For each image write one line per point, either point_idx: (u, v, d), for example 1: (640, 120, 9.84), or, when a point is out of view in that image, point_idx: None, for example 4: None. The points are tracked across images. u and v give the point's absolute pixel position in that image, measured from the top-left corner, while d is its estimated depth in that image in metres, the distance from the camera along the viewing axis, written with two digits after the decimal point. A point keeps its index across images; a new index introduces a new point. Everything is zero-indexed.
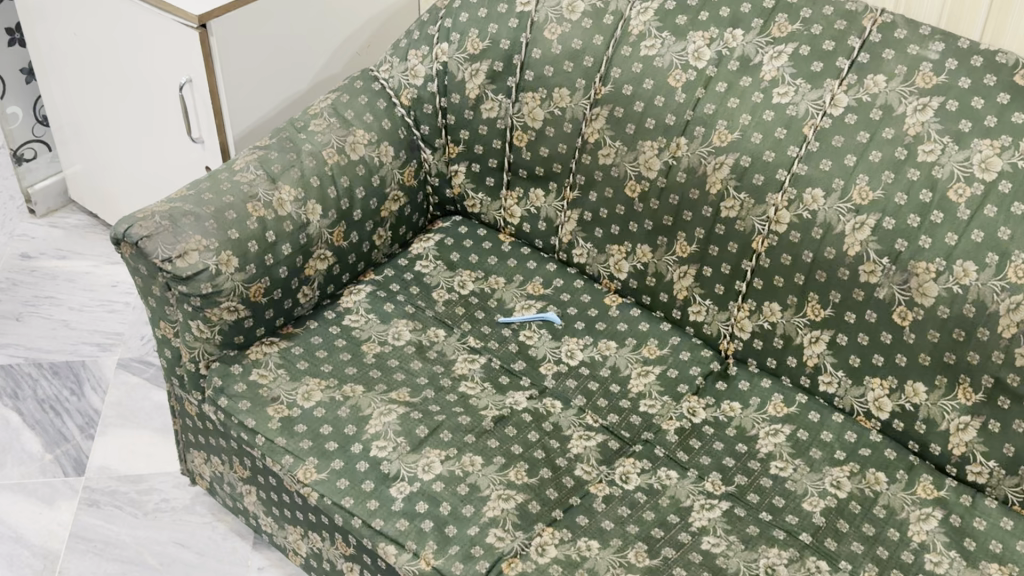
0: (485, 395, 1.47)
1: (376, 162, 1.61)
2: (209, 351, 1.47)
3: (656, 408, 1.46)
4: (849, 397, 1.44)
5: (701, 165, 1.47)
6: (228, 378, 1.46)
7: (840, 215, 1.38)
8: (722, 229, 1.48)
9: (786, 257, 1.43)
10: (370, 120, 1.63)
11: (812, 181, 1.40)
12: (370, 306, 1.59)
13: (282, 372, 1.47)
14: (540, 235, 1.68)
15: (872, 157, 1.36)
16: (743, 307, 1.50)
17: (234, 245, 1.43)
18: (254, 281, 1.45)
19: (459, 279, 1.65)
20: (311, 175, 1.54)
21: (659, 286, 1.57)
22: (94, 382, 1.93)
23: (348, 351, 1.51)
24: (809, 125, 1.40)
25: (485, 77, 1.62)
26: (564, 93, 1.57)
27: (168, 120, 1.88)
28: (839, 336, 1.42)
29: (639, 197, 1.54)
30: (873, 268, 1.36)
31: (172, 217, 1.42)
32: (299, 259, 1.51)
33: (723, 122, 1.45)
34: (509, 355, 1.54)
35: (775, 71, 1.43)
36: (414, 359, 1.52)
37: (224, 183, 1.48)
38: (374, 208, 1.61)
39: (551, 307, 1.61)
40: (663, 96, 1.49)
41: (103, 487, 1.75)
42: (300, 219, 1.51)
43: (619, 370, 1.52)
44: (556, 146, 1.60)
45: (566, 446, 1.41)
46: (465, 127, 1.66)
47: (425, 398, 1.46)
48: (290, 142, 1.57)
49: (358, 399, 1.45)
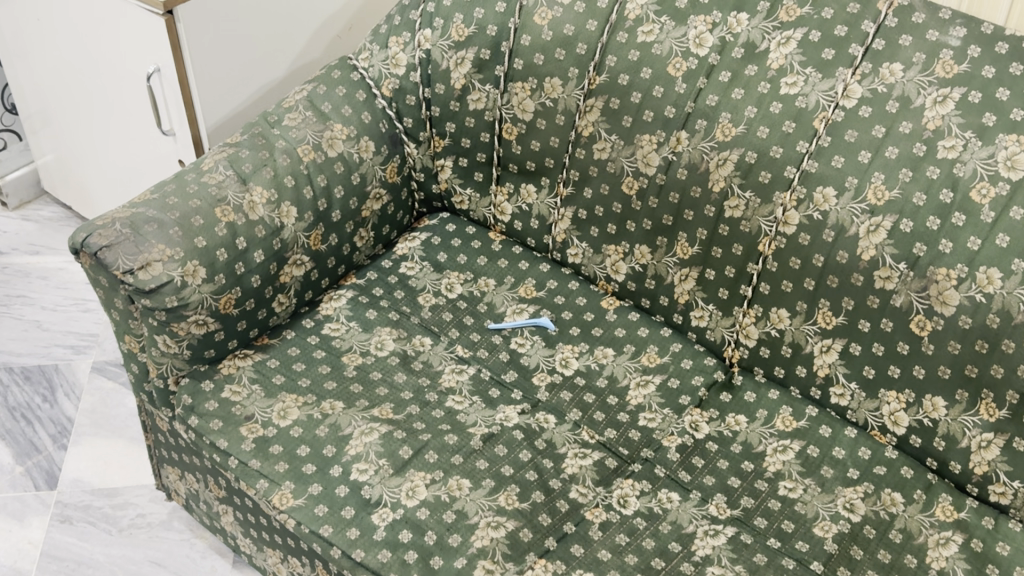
0: (474, 411, 1.38)
1: (356, 158, 1.50)
2: (177, 367, 1.38)
3: (656, 422, 1.37)
4: (862, 410, 1.34)
5: (703, 161, 1.38)
6: (198, 395, 1.37)
7: (853, 217, 1.28)
8: (726, 230, 1.38)
9: (795, 260, 1.33)
10: (348, 113, 1.51)
11: (823, 179, 1.30)
12: (351, 313, 1.49)
13: (256, 389, 1.38)
14: (532, 233, 1.58)
15: (888, 154, 1.26)
16: (748, 313, 1.40)
17: (200, 255, 1.33)
18: (224, 292, 1.35)
19: (446, 282, 1.55)
20: (285, 174, 1.43)
21: (659, 290, 1.47)
22: (67, 388, 1.84)
23: (327, 364, 1.42)
24: (820, 118, 1.30)
25: (471, 65, 1.50)
26: (556, 82, 1.46)
27: (136, 112, 1.77)
28: (852, 345, 1.32)
29: (637, 194, 1.45)
30: (888, 274, 1.26)
31: (133, 224, 1.31)
32: (273, 266, 1.41)
33: (727, 115, 1.35)
34: (499, 366, 1.45)
35: (783, 59, 1.32)
36: (398, 371, 1.42)
37: (190, 186, 1.38)
38: (354, 209, 1.51)
39: (544, 311, 1.51)
40: (662, 86, 1.39)
41: (76, 502, 1.67)
42: (273, 223, 1.40)
43: (616, 381, 1.43)
44: (548, 140, 1.50)
45: (560, 466, 1.32)
46: (451, 120, 1.55)
47: (409, 415, 1.37)
48: (262, 138, 1.46)
49: (338, 417, 1.35)
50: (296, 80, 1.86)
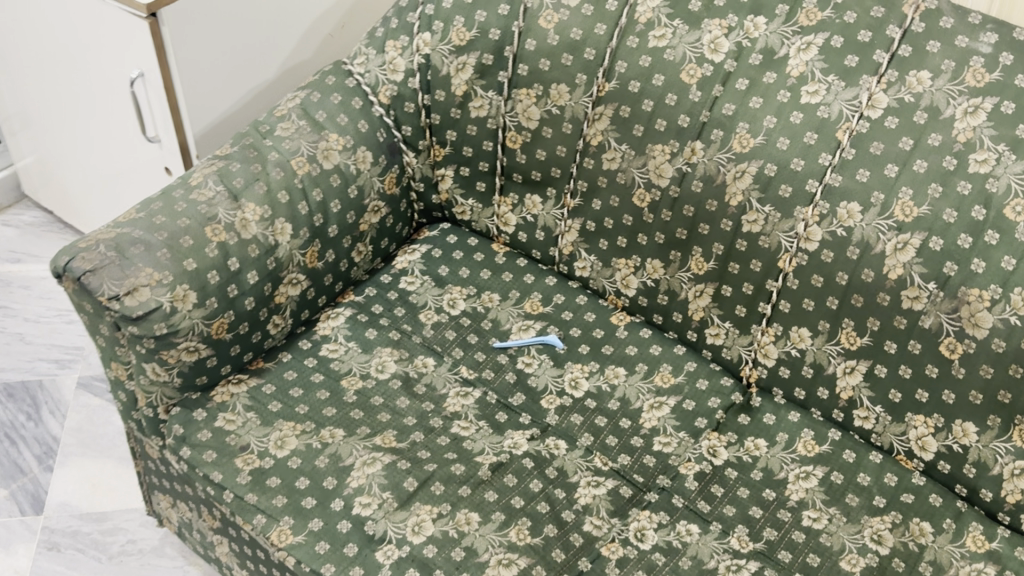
0: (480, 437, 1.32)
1: (353, 170, 1.43)
2: (167, 395, 1.31)
3: (671, 447, 1.32)
4: (887, 434, 1.28)
5: (719, 173, 1.31)
6: (190, 425, 1.30)
7: (880, 234, 1.22)
8: (744, 245, 1.32)
9: (818, 278, 1.27)
10: (344, 122, 1.44)
11: (847, 194, 1.23)
12: (350, 332, 1.42)
13: (252, 417, 1.31)
14: (538, 245, 1.51)
15: (916, 167, 1.20)
16: (767, 331, 1.34)
17: (191, 278, 1.25)
18: (216, 316, 1.28)
19: (448, 297, 1.48)
20: (278, 189, 1.36)
21: (672, 305, 1.41)
22: (52, 405, 1.77)
23: (326, 389, 1.35)
24: (844, 128, 1.23)
25: (473, 71, 1.43)
26: (563, 89, 1.39)
27: (120, 118, 1.69)
28: (877, 367, 1.26)
29: (649, 207, 1.38)
30: (917, 293, 1.20)
31: (118, 246, 1.24)
32: (268, 286, 1.34)
33: (745, 124, 1.28)
34: (505, 388, 1.39)
35: (803, 66, 1.26)
36: (400, 395, 1.36)
37: (178, 204, 1.30)
38: (352, 223, 1.44)
39: (551, 329, 1.45)
40: (676, 93, 1.32)
41: (63, 528, 1.60)
42: (267, 241, 1.33)
43: (629, 403, 1.37)
44: (555, 149, 1.43)
45: (572, 496, 1.26)
46: (452, 128, 1.48)
47: (413, 443, 1.30)
48: (253, 150, 1.39)
49: (339, 446, 1.29)
50: (286, 86, 1.78)
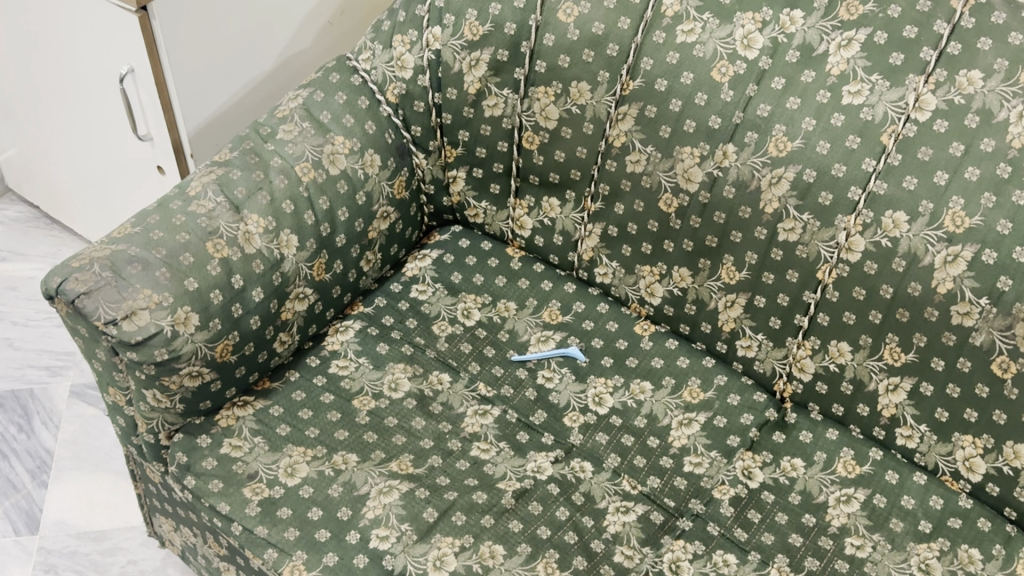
0: (502, 460, 1.25)
1: (360, 175, 1.35)
2: (169, 421, 1.23)
3: (703, 468, 1.25)
4: (931, 454, 1.22)
5: (753, 178, 1.23)
6: (194, 453, 1.22)
7: (928, 245, 1.14)
8: (779, 255, 1.24)
9: (859, 291, 1.20)
10: (350, 123, 1.35)
11: (892, 203, 1.16)
12: (361, 347, 1.35)
13: (259, 442, 1.24)
14: (556, 250, 1.44)
15: (968, 175, 1.12)
16: (803, 345, 1.27)
17: (192, 299, 1.17)
18: (220, 338, 1.20)
19: (462, 307, 1.41)
20: (283, 198, 1.27)
21: (700, 315, 1.34)
22: (45, 416, 1.70)
23: (337, 410, 1.28)
24: (889, 132, 1.15)
25: (487, 67, 1.34)
26: (584, 87, 1.31)
27: (109, 115, 1.60)
28: (922, 385, 1.19)
29: (676, 213, 1.30)
30: (968, 309, 1.13)
31: (114, 265, 1.15)
32: (274, 303, 1.26)
33: (782, 127, 1.20)
34: (526, 406, 1.31)
35: (844, 64, 1.17)
36: (415, 415, 1.28)
37: (176, 217, 1.22)
38: (360, 231, 1.35)
39: (572, 340, 1.38)
40: (706, 93, 1.24)
41: (60, 548, 1.52)
42: (272, 255, 1.25)
43: (657, 420, 1.30)
44: (575, 151, 1.35)
45: (601, 524, 1.19)
46: (464, 127, 1.39)
47: (431, 468, 1.23)
48: (255, 155, 1.30)
49: (352, 473, 1.21)
50: (285, 81, 1.69)
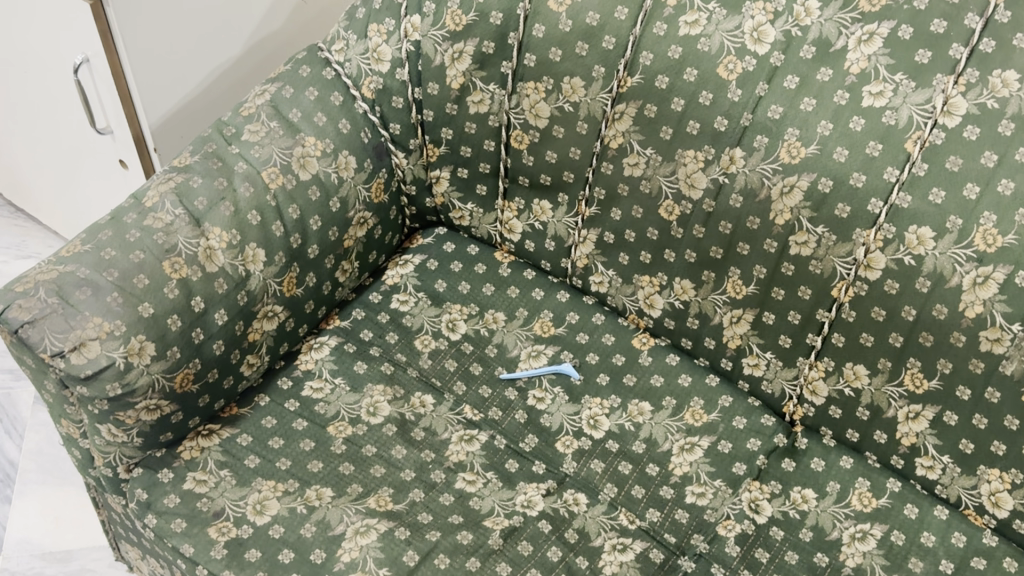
0: (489, 493, 1.15)
1: (334, 179, 1.23)
2: (128, 454, 1.13)
3: (706, 499, 1.16)
4: (954, 487, 1.12)
5: (762, 187, 1.12)
6: (155, 489, 1.13)
7: (956, 265, 1.04)
8: (790, 269, 1.14)
9: (879, 311, 1.10)
10: (322, 122, 1.24)
11: (917, 217, 1.05)
12: (336, 366, 1.24)
13: (226, 475, 1.14)
14: (547, 256, 1.33)
15: (1001, 188, 1.00)
16: (816, 366, 1.17)
17: (148, 326, 1.06)
18: (180, 368, 1.10)
19: (447, 319, 1.30)
20: (248, 209, 1.16)
21: (703, 330, 1.24)
22: (8, 424, 1.60)
23: (311, 438, 1.18)
24: (914, 138, 1.04)
25: (471, 61, 1.22)
26: (577, 83, 1.19)
27: (63, 106, 1.48)
28: (946, 414, 1.09)
29: (678, 221, 1.19)
30: (999, 335, 1.03)
31: (61, 289, 1.05)
32: (239, 325, 1.15)
33: (795, 130, 1.09)
34: (515, 431, 1.22)
35: (864, 62, 1.05)
36: (395, 443, 1.18)
37: (130, 233, 1.11)
38: (334, 240, 1.25)
39: (565, 355, 1.28)
40: (711, 91, 1.12)
41: (24, 571, 1.43)
42: (237, 273, 1.14)
43: (656, 445, 1.20)
44: (568, 151, 1.23)
45: (596, 566, 1.10)
46: (447, 125, 1.28)
47: (412, 503, 1.13)
48: (217, 160, 1.19)
49: (327, 511, 1.12)
50: (251, 71, 1.57)
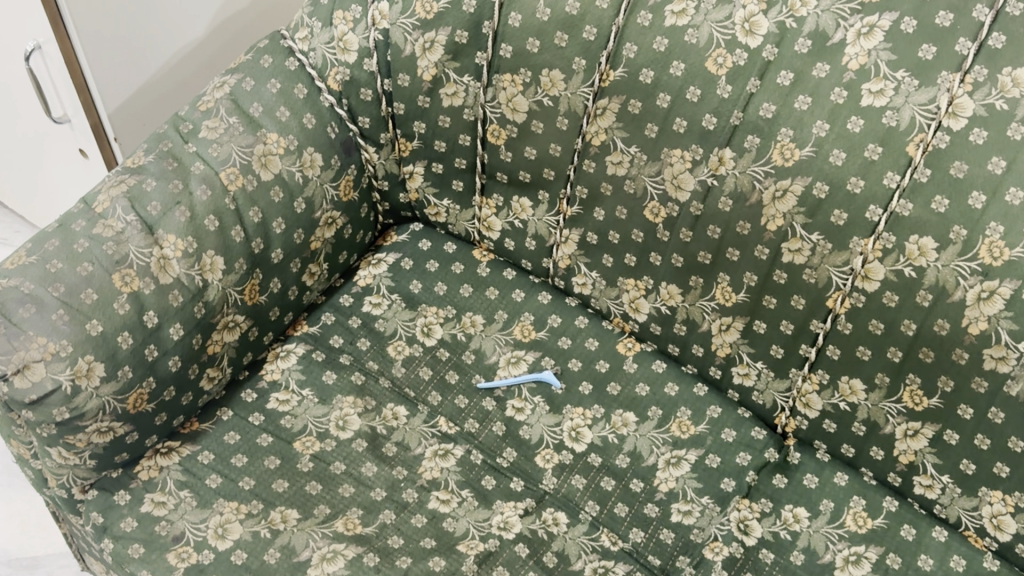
0: (464, 514, 1.09)
1: (299, 179, 1.16)
2: (82, 475, 1.06)
3: (693, 518, 1.10)
4: (954, 507, 1.06)
5: (753, 191, 1.05)
6: (111, 512, 1.06)
7: (959, 278, 0.96)
8: (783, 278, 1.07)
9: (876, 324, 1.03)
10: (285, 117, 1.16)
11: (919, 226, 0.97)
12: (304, 376, 1.18)
13: (186, 496, 1.08)
14: (528, 256, 1.26)
15: (1009, 198, 0.92)
16: (810, 378, 1.10)
17: (96, 346, 1.00)
18: (132, 388, 1.03)
19: (422, 323, 1.24)
20: (205, 213, 1.09)
21: (691, 337, 1.17)
22: None
23: (276, 454, 1.12)
24: (916, 141, 0.96)
25: (443, 51, 1.14)
26: (556, 76, 1.11)
27: (18, 94, 1.40)
28: (946, 433, 1.03)
29: (664, 223, 1.12)
30: (1003, 353, 0.96)
31: (2, 307, 0.98)
32: (197, 339, 1.09)
33: (789, 131, 1.01)
34: (493, 444, 1.16)
35: (864, 57, 0.96)
36: (366, 459, 1.12)
37: (78, 243, 1.03)
38: (300, 243, 1.18)
39: (547, 362, 1.21)
40: (699, 87, 1.04)
41: None
42: (193, 284, 1.07)
43: (641, 459, 1.14)
44: (547, 148, 1.16)
45: None
46: (420, 118, 1.20)
47: (382, 526, 1.08)
48: (172, 160, 1.11)
49: (292, 535, 1.06)
50: (211, 61, 1.50)
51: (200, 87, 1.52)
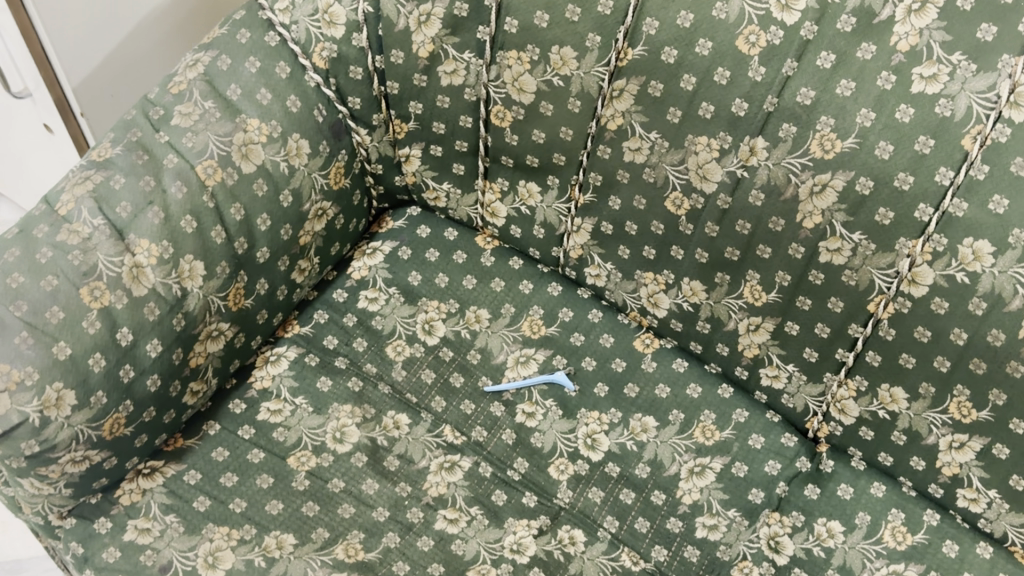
0: (474, 534, 1.01)
1: (284, 169, 1.05)
2: (58, 503, 0.98)
3: (719, 533, 1.03)
4: (1001, 522, 0.98)
5: (787, 184, 0.95)
6: (92, 542, 0.98)
7: (1017, 286, 0.86)
8: (820, 278, 0.97)
9: (923, 331, 0.94)
10: (266, 100, 1.04)
11: (975, 227, 0.87)
12: (297, 383, 1.10)
13: (173, 522, 0.99)
14: (536, 244, 1.16)
15: None
16: (846, 384, 1.02)
17: (65, 371, 0.90)
18: (108, 413, 0.94)
19: (423, 319, 1.15)
20: (181, 214, 0.99)
21: (715, 336, 1.08)
22: None
23: (270, 472, 1.04)
24: (973, 133, 0.85)
25: (441, 25, 1.03)
26: (567, 54, 1.00)
27: None
28: (996, 447, 0.94)
29: (688, 216, 1.02)
30: None
31: None
32: (177, 353, 0.99)
33: (829, 119, 0.90)
34: (502, 454, 1.07)
35: (915, 37, 0.85)
36: (366, 475, 1.04)
37: (40, 252, 0.93)
38: (288, 239, 1.08)
39: (558, 362, 1.12)
40: (729, 68, 0.93)
41: None
42: (171, 294, 0.98)
43: (662, 469, 1.06)
44: (558, 131, 1.05)
45: None
46: (416, 98, 1.10)
47: (386, 550, 1.00)
48: (143, 151, 1.00)
49: (288, 563, 0.98)
50: (172, 32, 1.38)
51: (162, 63, 1.40)
